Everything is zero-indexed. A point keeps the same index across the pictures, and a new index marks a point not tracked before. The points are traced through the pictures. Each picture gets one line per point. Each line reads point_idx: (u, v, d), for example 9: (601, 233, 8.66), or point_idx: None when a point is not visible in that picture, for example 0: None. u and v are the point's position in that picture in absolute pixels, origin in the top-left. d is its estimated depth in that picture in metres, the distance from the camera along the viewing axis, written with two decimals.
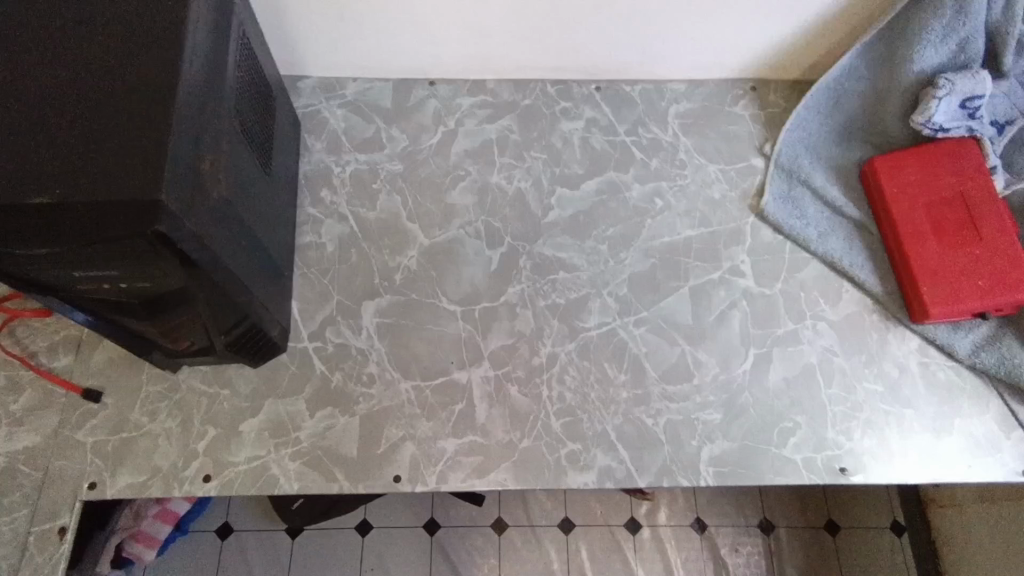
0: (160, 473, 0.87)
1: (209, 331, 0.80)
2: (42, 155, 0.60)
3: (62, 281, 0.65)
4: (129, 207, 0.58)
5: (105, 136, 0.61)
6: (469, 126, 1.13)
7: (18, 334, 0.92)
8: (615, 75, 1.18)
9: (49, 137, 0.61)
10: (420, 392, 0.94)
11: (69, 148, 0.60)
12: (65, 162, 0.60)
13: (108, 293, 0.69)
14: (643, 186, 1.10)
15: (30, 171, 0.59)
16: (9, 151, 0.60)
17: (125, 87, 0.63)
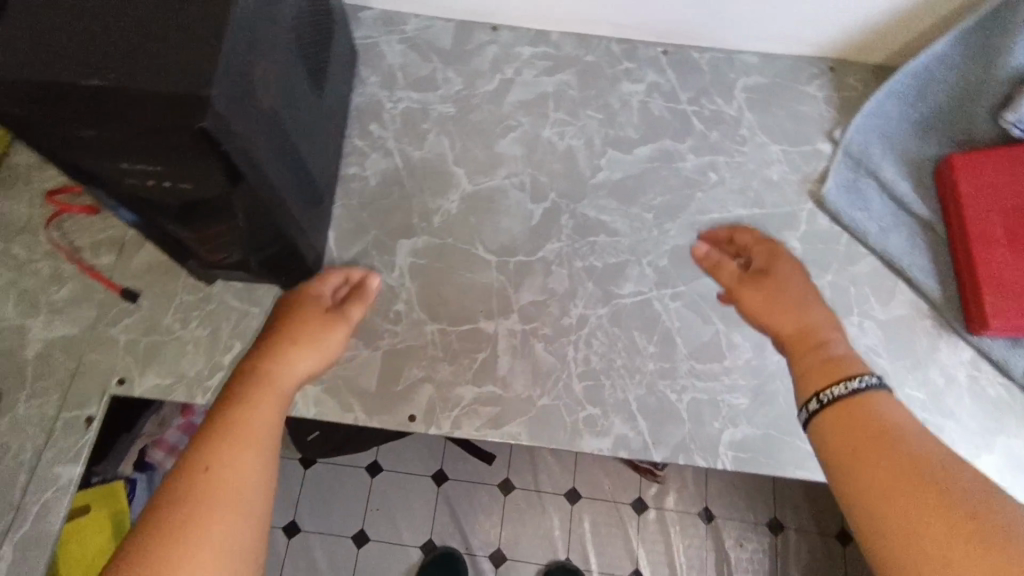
0: (185, 379, 0.89)
1: (246, 245, 0.80)
2: (99, 39, 0.59)
3: (111, 171, 0.66)
4: (179, 96, 0.57)
5: (163, 28, 0.60)
6: (527, 76, 1.10)
7: (64, 227, 0.93)
8: (684, 40, 1.12)
9: (109, 24, 0.60)
10: (445, 336, 0.94)
11: (126, 36, 0.59)
12: (123, 47, 0.59)
13: (151, 193, 0.70)
14: (698, 157, 1.06)
15: (86, 52, 0.58)
16: (69, 32, 0.59)
17: None
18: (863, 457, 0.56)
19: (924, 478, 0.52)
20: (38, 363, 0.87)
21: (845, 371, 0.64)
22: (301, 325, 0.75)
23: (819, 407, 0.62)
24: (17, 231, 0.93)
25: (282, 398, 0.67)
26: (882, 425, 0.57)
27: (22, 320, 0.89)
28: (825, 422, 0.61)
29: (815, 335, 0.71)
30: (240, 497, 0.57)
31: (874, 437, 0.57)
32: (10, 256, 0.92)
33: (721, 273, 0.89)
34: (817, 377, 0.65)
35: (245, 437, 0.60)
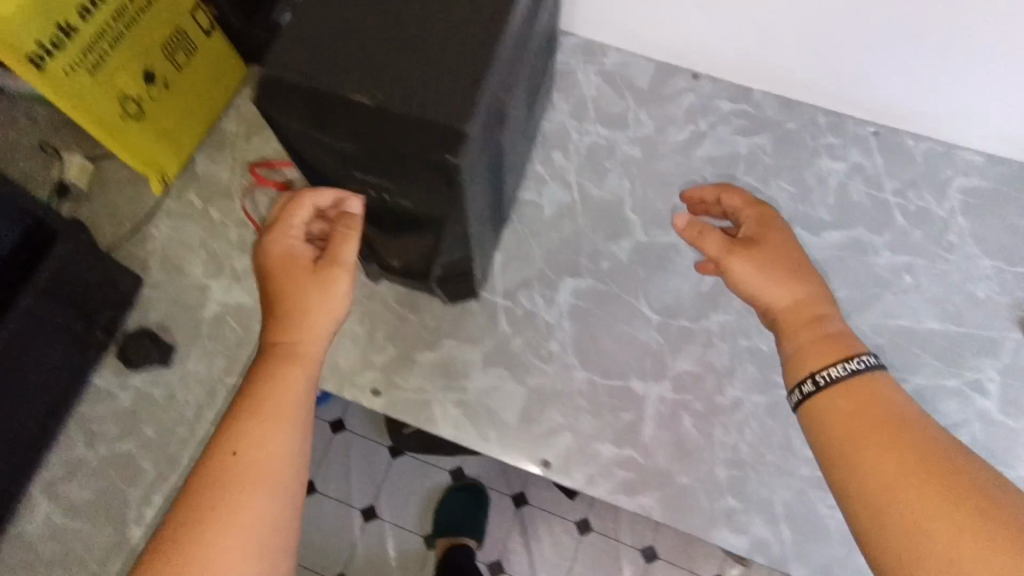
0: (338, 372, 0.91)
1: (431, 260, 0.79)
2: (367, 53, 0.58)
3: (339, 174, 0.66)
4: (435, 124, 0.56)
5: (429, 53, 0.59)
6: (721, 133, 1.05)
7: (257, 199, 0.97)
8: (901, 123, 1.03)
9: (376, 39, 0.59)
10: (593, 387, 0.92)
11: (393, 54, 0.58)
12: (387, 63, 0.58)
13: (367, 199, 0.70)
14: (894, 255, 0.97)
15: (354, 66, 0.58)
16: (339, 42, 0.59)
17: (460, 10, 0.61)
18: (856, 438, 0.55)
19: (927, 455, 0.52)
20: (213, 325, 0.92)
21: (845, 349, 0.61)
22: (297, 284, 0.68)
23: (814, 390, 0.61)
24: (215, 194, 0.97)
25: (306, 371, 0.67)
26: (888, 413, 0.56)
27: (207, 280, 0.94)
28: (833, 408, 0.58)
29: (811, 308, 0.65)
30: (273, 473, 0.61)
31: (883, 416, 0.56)
32: (205, 216, 0.96)
33: (701, 240, 0.70)
34: (813, 355, 0.62)
35: (273, 417, 0.63)
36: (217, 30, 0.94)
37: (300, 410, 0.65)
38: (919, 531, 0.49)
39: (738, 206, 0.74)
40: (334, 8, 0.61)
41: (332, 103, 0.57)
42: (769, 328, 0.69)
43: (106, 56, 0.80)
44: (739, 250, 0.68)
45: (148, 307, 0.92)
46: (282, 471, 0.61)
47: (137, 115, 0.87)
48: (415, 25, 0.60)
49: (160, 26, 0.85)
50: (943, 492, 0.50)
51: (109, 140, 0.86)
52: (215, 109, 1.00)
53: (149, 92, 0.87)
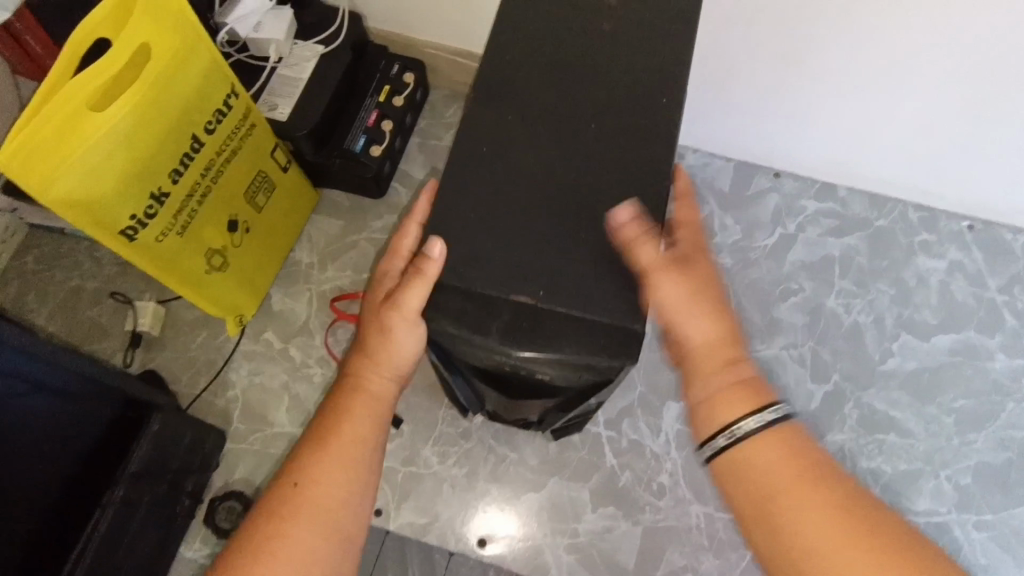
0: (439, 522, 0.86)
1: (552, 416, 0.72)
2: (518, 241, 0.52)
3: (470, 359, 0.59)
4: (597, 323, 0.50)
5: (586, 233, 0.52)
6: (811, 234, 1.01)
7: (339, 335, 0.93)
8: (997, 217, 1.00)
9: (523, 219, 0.53)
10: (711, 522, 0.86)
11: (547, 239, 0.52)
12: (544, 254, 0.52)
13: (496, 375, 0.63)
14: (1009, 359, 0.93)
15: (506, 260, 0.51)
16: (484, 228, 0.52)
17: (609, 174, 0.54)
18: (775, 478, 0.51)
19: (818, 479, 0.50)
20: None
21: (763, 398, 0.54)
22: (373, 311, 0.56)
23: (729, 442, 0.53)
24: (295, 332, 0.93)
25: (370, 410, 0.57)
26: (805, 457, 0.52)
27: (292, 428, 0.88)
28: (750, 453, 0.53)
29: (728, 346, 0.55)
30: (329, 516, 0.53)
31: (803, 461, 0.52)
32: (286, 358, 0.92)
33: (637, 244, 0.51)
34: (729, 402, 0.54)
35: (339, 454, 0.55)
36: (293, 165, 0.93)
37: (357, 456, 0.55)
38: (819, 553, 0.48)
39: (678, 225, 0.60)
40: (469, 183, 0.54)
41: (492, 313, 0.50)
42: (681, 363, 0.57)
43: (195, 214, 0.77)
44: (670, 265, 0.53)
45: (233, 463, 0.86)
46: (313, 524, 0.53)
47: (221, 265, 0.84)
48: (564, 200, 0.53)
49: (244, 173, 0.83)
50: (848, 524, 0.48)
51: (194, 294, 0.82)
52: (290, 241, 0.97)
53: (233, 240, 0.84)
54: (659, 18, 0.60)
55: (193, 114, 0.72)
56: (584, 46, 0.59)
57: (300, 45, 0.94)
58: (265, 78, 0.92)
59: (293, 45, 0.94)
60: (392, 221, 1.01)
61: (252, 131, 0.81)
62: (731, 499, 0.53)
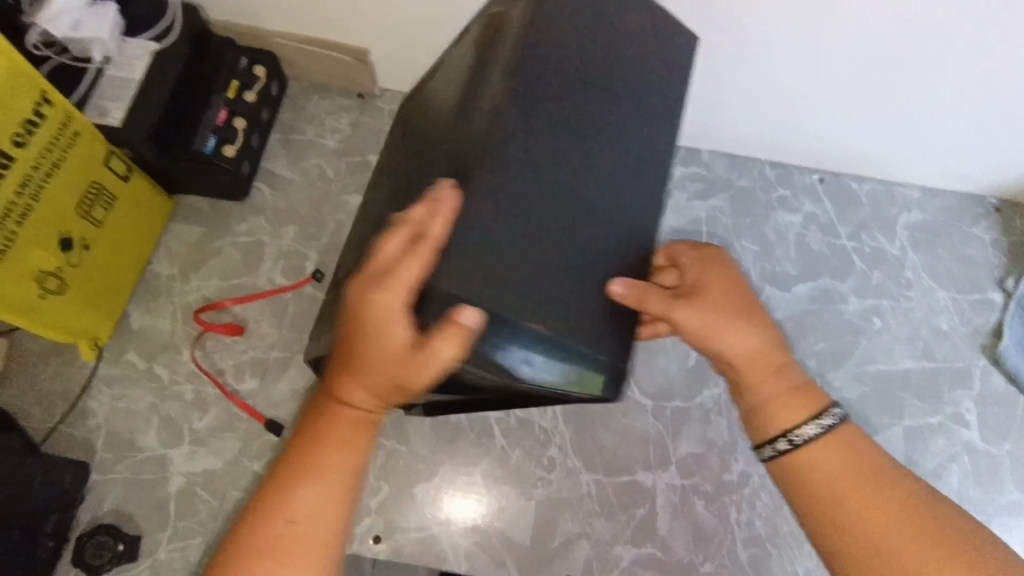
0: None
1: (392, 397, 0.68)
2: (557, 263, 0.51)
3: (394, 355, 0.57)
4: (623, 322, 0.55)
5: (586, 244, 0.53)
6: (679, 199, 1.05)
7: (208, 347, 0.89)
8: (842, 168, 1.06)
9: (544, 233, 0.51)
10: (601, 488, 0.88)
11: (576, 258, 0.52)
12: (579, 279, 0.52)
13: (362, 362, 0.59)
14: (861, 300, 1.00)
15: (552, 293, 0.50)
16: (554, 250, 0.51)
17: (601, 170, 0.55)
18: (877, 530, 0.51)
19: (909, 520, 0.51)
20: (180, 500, 0.82)
21: (817, 402, 0.56)
22: (370, 335, 0.47)
23: (790, 450, 0.55)
24: (159, 349, 0.88)
25: (360, 439, 0.51)
26: (843, 470, 0.53)
27: (165, 449, 0.84)
28: (810, 462, 0.54)
29: (772, 356, 0.57)
30: (299, 535, 0.49)
31: (847, 474, 0.53)
32: (152, 377, 0.87)
33: (633, 301, 0.54)
34: (785, 411, 0.56)
35: (319, 471, 0.50)
36: (136, 172, 0.87)
37: (353, 488, 0.51)
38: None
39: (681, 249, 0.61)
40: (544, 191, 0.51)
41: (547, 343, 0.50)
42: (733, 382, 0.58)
43: (14, 235, 0.71)
44: (679, 300, 0.56)
45: (100, 495, 0.81)
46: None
47: (59, 289, 0.78)
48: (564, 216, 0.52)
49: (72, 186, 0.77)
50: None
51: (26, 322, 0.75)
52: (144, 253, 0.91)
53: (69, 260, 0.78)
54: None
55: None
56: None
57: (128, 43, 0.87)
58: (90, 79, 0.85)
59: (120, 43, 0.87)
60: (258, 223, 0.96)
61: (76, 141, 0.76)
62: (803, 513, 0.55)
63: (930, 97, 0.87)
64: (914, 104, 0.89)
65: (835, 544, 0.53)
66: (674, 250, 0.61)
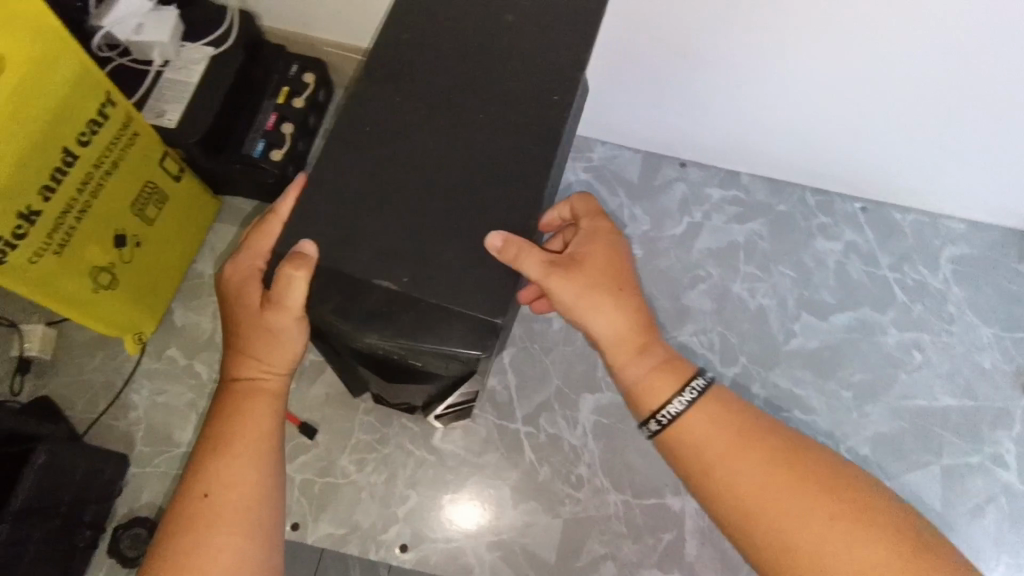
0: (359, 531, 0.84)
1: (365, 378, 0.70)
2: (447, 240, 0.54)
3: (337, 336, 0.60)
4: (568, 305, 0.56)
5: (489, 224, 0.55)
6: (717, 221, 1.05)
7: None
8: (885, 198, 1.05)
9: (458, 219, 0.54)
10: (629, 509, 0.88)
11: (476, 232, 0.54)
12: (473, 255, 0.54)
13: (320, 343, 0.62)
14: (901, 333, 0.99)
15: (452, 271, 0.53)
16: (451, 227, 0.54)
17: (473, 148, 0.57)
18: (738, 478, 0.55)
19: (769, 457, 0.56)
20: None
21: (685, 379, 0.59)
22: (240, 300, 0.58)
23: (661, 427, 0.59)
24: (199, 347, 0.90)
25: (264, 402, 0.59)
26: (720, 433, 0.57)
27: None
28: (682, 433, 0.58)
29: (640, 334, 0.60)
30: (230, 494, 0.55)
31: (730, 433, 0.57)
32: (192, 374, 0.88)
33: (521, 267, 0.55)
34: (659, 386, 0.59)
35: (241, 431, 0.57)
36: (187, 172, 0.89)
37: (272, 445, 0.58)
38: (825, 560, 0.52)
39: (582, 211, 0.64)
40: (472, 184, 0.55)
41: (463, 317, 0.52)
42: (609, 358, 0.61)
43: (73, 230, 0.73)
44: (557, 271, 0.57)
45: (137, 488, 0.83)
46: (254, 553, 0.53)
47: (110, 283, 0.80)
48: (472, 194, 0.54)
49: (128, 184, 0.79)
50: (826, 503, 0.54)
51: (76, 313, 0.77)
52: (190, 251, 0.93)
53: (121, 256, 0.80)
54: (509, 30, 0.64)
55: (64, 124, 0.68)
56: (444, 61, 0.62)
57: (187, 47, 0.90)
58: (150, 82, 0.87)
59: (180, 47, 0.89)
60: None
61: (135, 140, 0.78)
62: (690, 478, 0.58)
63: (982, 130, 0.86)
64: (965, 136, 0.88)
65: (721, 503, 0.55)
66: (580, 213, 0.65)
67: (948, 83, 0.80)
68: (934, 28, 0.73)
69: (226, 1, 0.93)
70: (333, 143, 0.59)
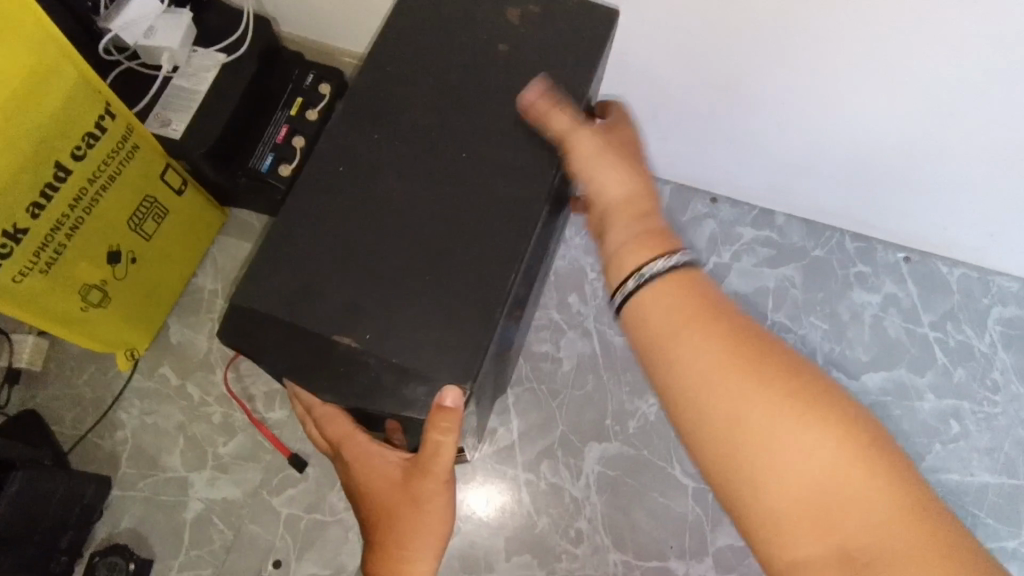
0: (344, 574, 0.79)
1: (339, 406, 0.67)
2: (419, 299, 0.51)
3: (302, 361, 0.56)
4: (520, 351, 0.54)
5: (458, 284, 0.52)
6: (746, 264, 0.98)
7: (241, 370, 0.86)
8: (933, 249, 0.97)
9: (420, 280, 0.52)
10: (629, 571, 0.83)
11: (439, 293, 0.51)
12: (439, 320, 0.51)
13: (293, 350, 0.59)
14: (939, 399, 0.91)
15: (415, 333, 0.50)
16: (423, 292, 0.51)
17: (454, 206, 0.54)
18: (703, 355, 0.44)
19: (763, 336, 0.42)
20: (196, 527, 0.80)
21: (674, 244, 0.46)
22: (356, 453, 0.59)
23: (633, 295, 0.45)
24: (192, 366, 0.87)
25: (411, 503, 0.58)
26: (690, 304, 0.42)
27: (187, 472, 0.82)
28: (644, 299, 0.44)
29: (640, 196, 0.50)
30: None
31: (695, 304, 0.42)
32: (183, 395, 0.85)
33: (553, 114, 0.55)
34: (637, 251, 0.46)
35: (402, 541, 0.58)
36: (191, 184, 0.85)
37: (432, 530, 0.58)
38: (807, 461, 0.36)
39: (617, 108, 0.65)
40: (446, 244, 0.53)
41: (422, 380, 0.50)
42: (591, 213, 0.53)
43: (63, 247, 0.70)
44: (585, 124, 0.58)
45: (119, 512, 0.80)
46: None
47: (101, 300, 0.77)
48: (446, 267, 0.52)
49: (126, 199, 0.76)
50: (815, 415, 0.37)
51: (65, 331, 0.74)
52: (190, 266, 0.90)
53: (114, 272, 0.77)
54: (527, 72, 0.60)
55: (58, 137, 0.65)
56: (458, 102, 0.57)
57: (199, 52, 0.85)
58: (157, 89, 0.84)
59: (190, 53, 0.85)
60: None
61: (135, 154, 0.74)
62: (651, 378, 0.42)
63: None
64: None
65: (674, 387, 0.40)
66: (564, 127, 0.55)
67: (1018, 144, 0.72)
68: (1006, 83, 0.65)
69: (242, 7, 0.89)
70: (331, 186, 0.55)
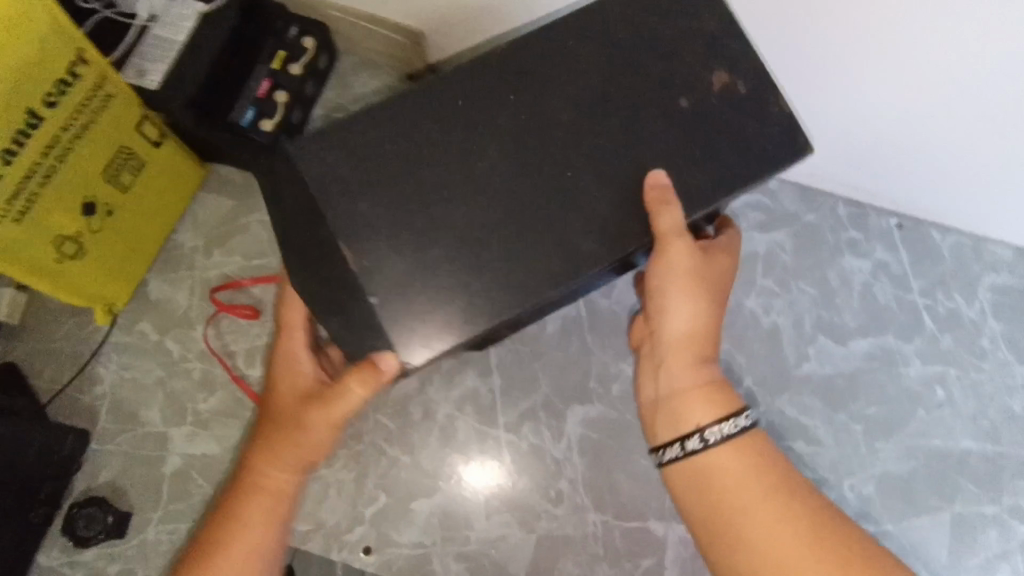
0: (323, 529, 0.82)
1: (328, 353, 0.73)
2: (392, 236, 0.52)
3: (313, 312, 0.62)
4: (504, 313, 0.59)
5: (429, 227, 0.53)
6: (737, 228, 0.96)
7: (221, 327, 0.86)
8: (928, 216, 0.95)
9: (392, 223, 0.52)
10: (609, 530, 0.83)
11: None
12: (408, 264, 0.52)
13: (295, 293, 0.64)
14: (925, 366, 0.90)
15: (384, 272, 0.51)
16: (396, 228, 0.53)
17: None
18: (784, 544, 0.59)
19: (785, 498, 0.62)
20: (175, 482, 0.80)
21: (730, 405, 0.65)
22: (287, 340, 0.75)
23: (696, 449, 0.64)
24: (172, 323, 0.86)
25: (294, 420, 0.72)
26: (736, 475, 0.62)
27: (166, 428, 0.82)
28: (710, 460, 0.63)
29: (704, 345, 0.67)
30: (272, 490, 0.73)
31: (746, 474, 0.63)
32: (162, 351, 0.85)
33: (665, 215, 0.59)
34: (698, 404, 0.65)
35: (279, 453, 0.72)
36: (169, 137, 0.83)
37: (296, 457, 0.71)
38: None
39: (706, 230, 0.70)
40: None
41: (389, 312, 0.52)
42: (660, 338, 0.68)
43: (35, 196, 0.69)
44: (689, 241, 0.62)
45: (98, 466, 0.80)
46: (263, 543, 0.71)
47: (77, 253, 0.76)
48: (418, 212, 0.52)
49: (100, 151, 0.74)
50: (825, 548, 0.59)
51: (40, 283, 0.73)
52: (170, 222, 0.89)
53: (90, 225, 0.76)
54: None
55: (28, 84, 0.63)
56: None
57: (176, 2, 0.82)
58: (133, 37, 0.81)
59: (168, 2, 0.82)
60: None
61: (108, 104, 0.72)
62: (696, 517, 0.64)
63: None
64: None
65: (730, 539, 0.61)
66: (667, 228, 0.59)
67: (1020, 115, 0.70)
68: (1013, 53, 0.63)
69: None
70: None
